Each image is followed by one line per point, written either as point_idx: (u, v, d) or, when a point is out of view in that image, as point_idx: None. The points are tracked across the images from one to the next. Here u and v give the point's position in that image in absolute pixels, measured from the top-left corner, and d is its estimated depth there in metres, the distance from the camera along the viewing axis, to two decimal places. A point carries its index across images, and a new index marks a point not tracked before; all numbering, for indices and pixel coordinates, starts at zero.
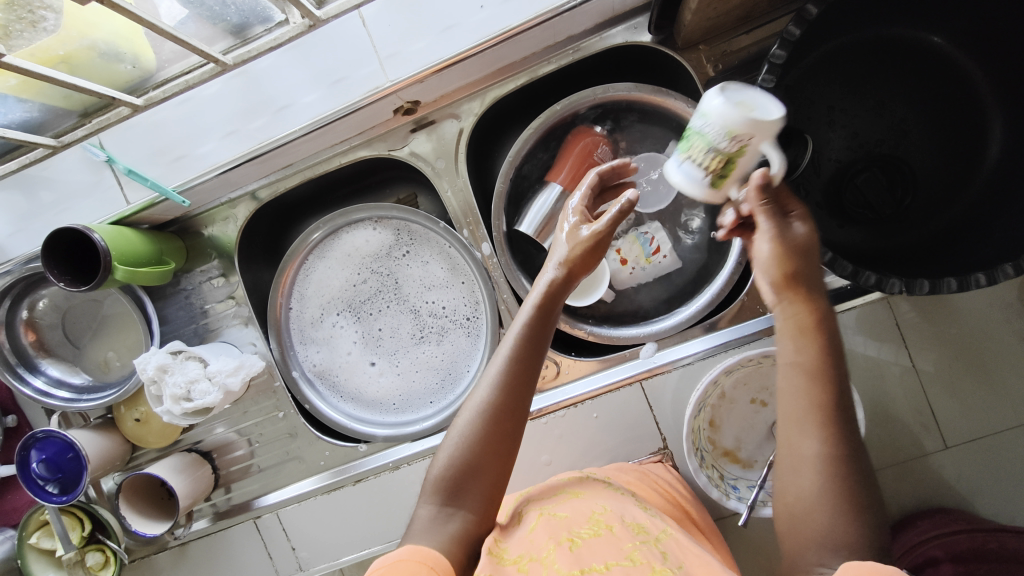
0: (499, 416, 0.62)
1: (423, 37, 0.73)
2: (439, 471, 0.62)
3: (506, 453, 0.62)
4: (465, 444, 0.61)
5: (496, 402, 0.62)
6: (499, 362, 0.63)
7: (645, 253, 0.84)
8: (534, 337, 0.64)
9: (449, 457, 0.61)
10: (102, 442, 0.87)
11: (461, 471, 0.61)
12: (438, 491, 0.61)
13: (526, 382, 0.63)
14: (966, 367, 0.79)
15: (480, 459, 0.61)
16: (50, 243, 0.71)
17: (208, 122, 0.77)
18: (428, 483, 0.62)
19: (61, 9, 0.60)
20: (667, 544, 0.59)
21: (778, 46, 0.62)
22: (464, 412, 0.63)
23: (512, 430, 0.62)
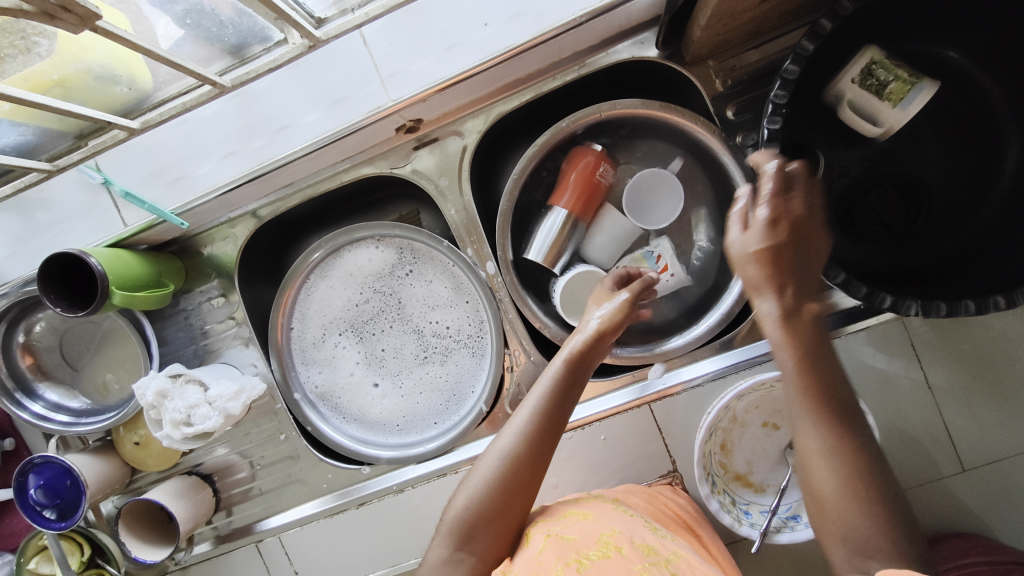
0: (517, 470, 0.64)
1: (425, 55, 0.71)
2: (455, 513, 0.64)
3: (522, 504, 0.64)
4: (482, 491, 0.63)
5: (515, 453, 0.64)
6: (523, 415, 0.66)
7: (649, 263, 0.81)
8: (562, 397, 0.66)
9: (467, 500, 0.64)
10: (101, 467, 0.85)
11: (475, 518, 0.63)
12: (455, 533, 0.63)
13: (548, 439, 0.65)
14: (984, 387, 0.77)
15: (496, 508, 0.63)
16: (46, 269, 0.69)
17: (207, 143, 0.76)
18: (445, 521, 0.65)
19: (54, 34, 0.59)
20: (677, 566, 0.58)
21: (791, 61, 0.60)
22: (485, 459, 0.66)
23: (529, 484, 0.64)
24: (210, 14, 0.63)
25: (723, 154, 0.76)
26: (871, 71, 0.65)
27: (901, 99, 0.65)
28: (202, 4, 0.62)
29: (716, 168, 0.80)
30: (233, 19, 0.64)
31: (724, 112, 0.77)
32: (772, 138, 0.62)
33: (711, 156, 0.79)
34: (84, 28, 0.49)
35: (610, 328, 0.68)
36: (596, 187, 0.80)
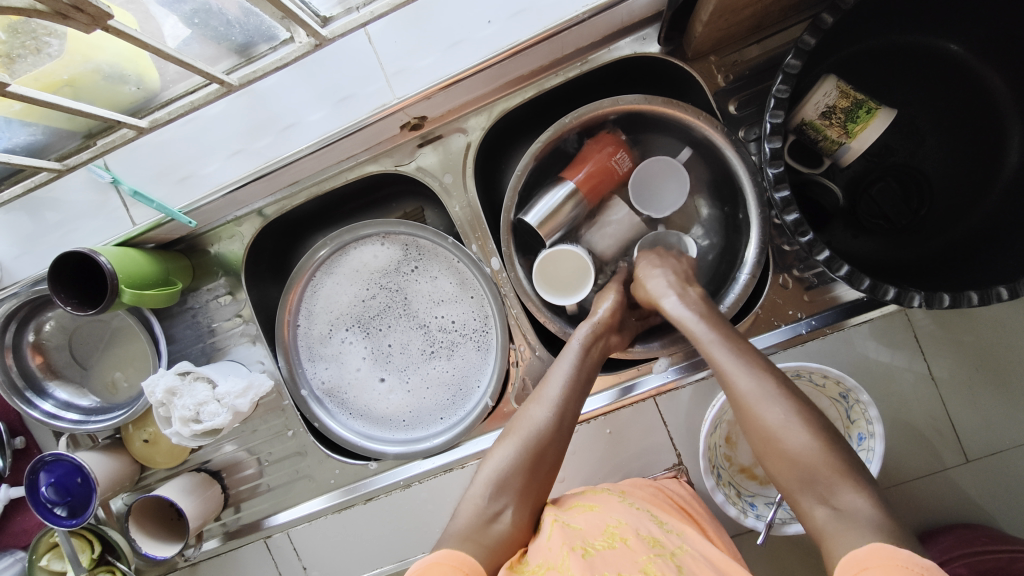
0: (549, 439, 0.67)
1: (429, 53, 0.72)
2: (492, 476, 0.66)
3: (551, 467, 0.67)
4: (520, 453, 0.66)
5: (551, 419, 0.68)
6: (555, 386, 0.70)
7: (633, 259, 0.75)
8: (585, 374, 0.72)
9: (504, 461, 0.66)
10: (111, 464, 0.86)
11: (514, 475, 0.65)
12: (488, 489, 0.65)
13: (574, 410, 0.70)
14: (986, 378, 0.77)
15: (530, 470, 0.66)
16: (57, 268, 0.70)
17: (213, 141, 0.76)
18: (477, 483, 0.66)
19: (64, 34, 0.60)
20: (683, 559, 0.58)
21: (793, 56, 0.61)
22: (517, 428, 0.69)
23: (558, 451, 0.68)
24: (218, 13, 0.64)
25: (726, 148, 0.76)
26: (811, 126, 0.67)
27: (831, 153, 0.69)
28: (209, 4, 0.63)
29: (719, 162, 0.80)
30: (240, 19, 0.65)
31: (725, 107, 0.78)
32: (774, 132, 0.63)
33: (714, 151, 0.79)
34: (96, 28, 0.49)
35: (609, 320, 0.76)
36: (609, 174, 0.82)
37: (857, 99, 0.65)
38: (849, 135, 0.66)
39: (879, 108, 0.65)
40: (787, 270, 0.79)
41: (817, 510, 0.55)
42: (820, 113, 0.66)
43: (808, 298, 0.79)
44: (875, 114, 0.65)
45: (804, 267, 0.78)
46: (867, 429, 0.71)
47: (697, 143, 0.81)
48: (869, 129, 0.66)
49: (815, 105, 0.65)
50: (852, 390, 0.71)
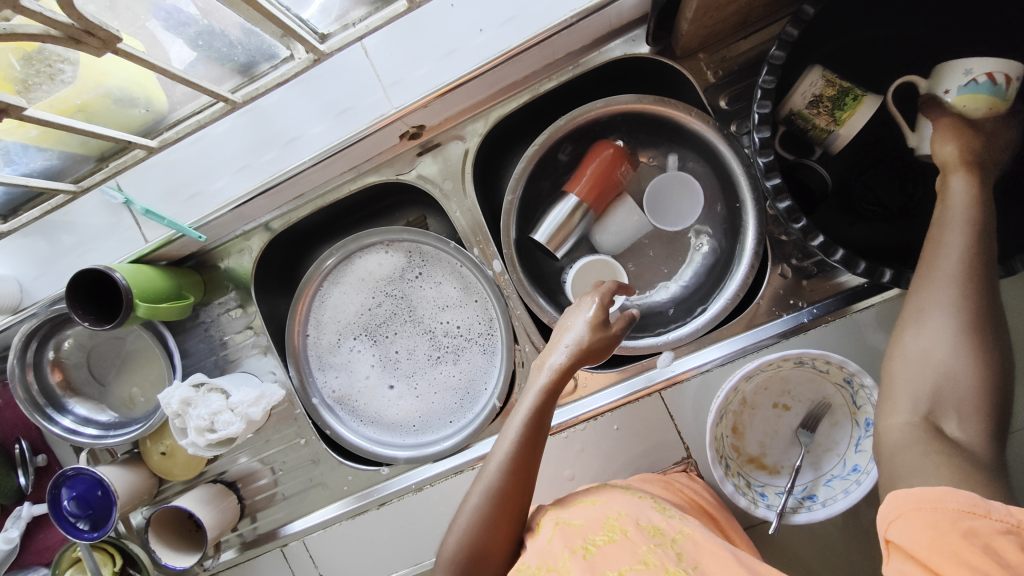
0: (503, 506, 0.65)
1: (424, 63, 0.74)
2: (451, 554, 0.65)
3: (515, 530, 0.65)
4: (478, 523, 0.64)
5: (504, 484, 0.65)
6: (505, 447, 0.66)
7: (998, 96, 0.59)
8: (535, 431, 0.66)
9: (462, 533, 0.65)
10: (130, 477, 0.88)
11: (473, 554, 0.64)
12: (451, 570, 0.65)
13: (530, 465, 0.66)
14: None
15: (489, 545, 0.64)
16: (74, 284, 0.73)
17: (221, 159, 0.79)
18: (441, 562, 0.66)
19: (77, 61, 0.63)
20: (684, 545, 0.58)
21: (776, 47, 0.62)
22: (472, 495, 0.67)
23: (521, 510, 0.66)
24: (221, 35, 0.66)
25: (719, 143, 0.77)
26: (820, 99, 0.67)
27: (822, 141, 0.71)
28: (213, 26, 0.65)
29: (713, 157, 0.82)
30: (242, 39, 0.67)
31: (716, 103, 0.79)
32: (763, 122, 0.64)
33: (707, 146, 0.80)
34: (106, 51, 0.52)
35: (586, 349, 0.67)
36: (613, 181, 0.84)
37: (844, 87, 0.66)
38: (837, 123, 0.68)
39: (865, 95, 0.67)
40: (786, 260, 0.80)
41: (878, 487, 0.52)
42: (807, 103, 0.67)
43: (808, 286, 0.79)
44: (863, 100, 0.67)
45: (803, 256, 0.79)
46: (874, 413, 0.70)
47: (690, 140, 0.82)
48: (857, 115, 0.68)
49: (801, 95, 0.67)
50: (856, 375, 0.71)
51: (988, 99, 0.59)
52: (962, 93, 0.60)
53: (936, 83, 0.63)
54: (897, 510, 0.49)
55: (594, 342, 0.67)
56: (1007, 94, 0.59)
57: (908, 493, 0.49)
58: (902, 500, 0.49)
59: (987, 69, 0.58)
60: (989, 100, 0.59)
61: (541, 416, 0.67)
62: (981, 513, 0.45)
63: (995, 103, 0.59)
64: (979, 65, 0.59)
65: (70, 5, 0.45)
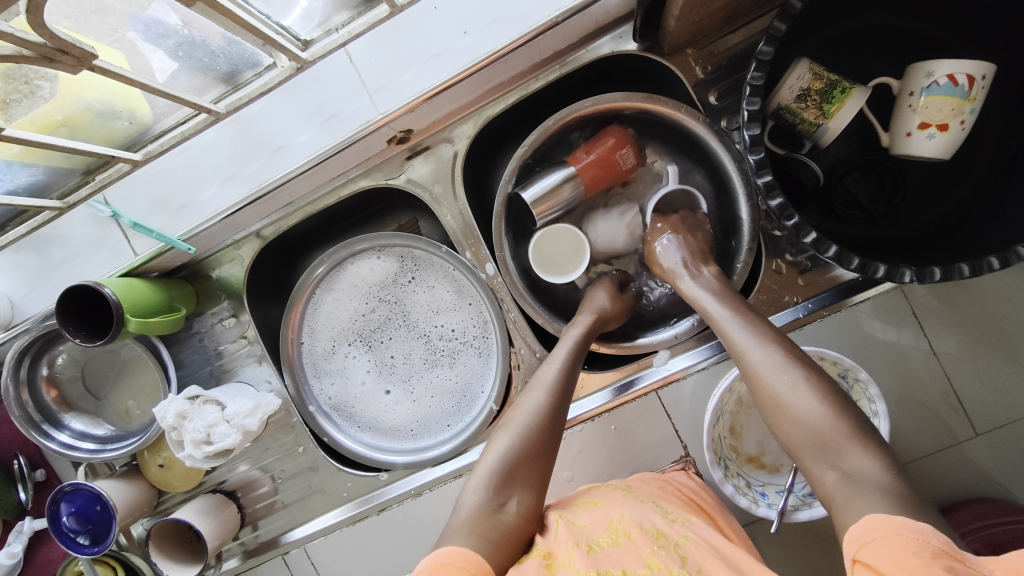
0: (547, 423, 0.68)
1: (409, 68, 0.73)
2: (493, 464, 0.65)
3: (549, 453, 0.67)
4: (523, 438, 0.66)
5: (551, 405, 0.69)
6: (551, 375, 0.72)
7: (962, 96, 0.61)
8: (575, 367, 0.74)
9: (507, 447, 0.66)
10: (129, 490, 0.88)
11: (514, 465, 0.65)
12: (492, 479, 0.64)
13: (569, 397, 0.71)
14: (991, 351, 0.77)
15: (527, 462, 0.65)
16: (64, 301, 0.72)
17: (207, 169, 0.78)
18: (478, 474, 0.66)
19: (55, 76, 0.62)
20: (687, 549, 0.59)
21: (764, 43, 0.61)
22: (517, 413, 0.70)
23: (556, 437, 0.69)
24: (201, 45, 0.65)
25: (710, 139, 0.76)
26: (808, 92, 0.65)
27: (811, 135, 0.69)
28: (193, 36, 0.64)
29: (704, 155, 0.81)
30: (223, 48, 0.66)
31: (706, 98, 0.79)
32: (753, 119, 0.63)
33: (699, 142, 0.79)
34: (82, 68, 0.52)
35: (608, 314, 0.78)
36: (613, 169, 0.82)
37: (831, 80, 0.65)
38: (826, 116, 0.67)
39: (853, 87, 0.65)
40: (780, 255, 0.79)
41: (829, 475, 0.55)
42: (795, 97, 0.66)
43: (803, 281, 0.79)
44: (850, 93, 0.65)
45: (796, 251, 0.78)
46: (870, 408, 0.70)
47: (680, 137, 0.81)
48: (845, 109, 0.66)
49: (789, 89, 0.66)
50: (851, 369, 0.71)
51: (953, 100, 0.61)
52: (926, 94, 0.62)
53: (904, 85, 0.65)
54: (873, 532, 0.47)
55: (612, 307, 0.79)
56: (973, 94, 0.61)
57: (890, 520, 0.47)
58: (881, 523, 0.47)
59: (948, 70, 0.60)
60: (953, 101, 0.61)
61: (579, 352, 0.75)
62: (956, 557, 0.44)
63: (961, 103, 0.61)
64: (940, 67, 0.61)
65: (44, 25, 0.44)
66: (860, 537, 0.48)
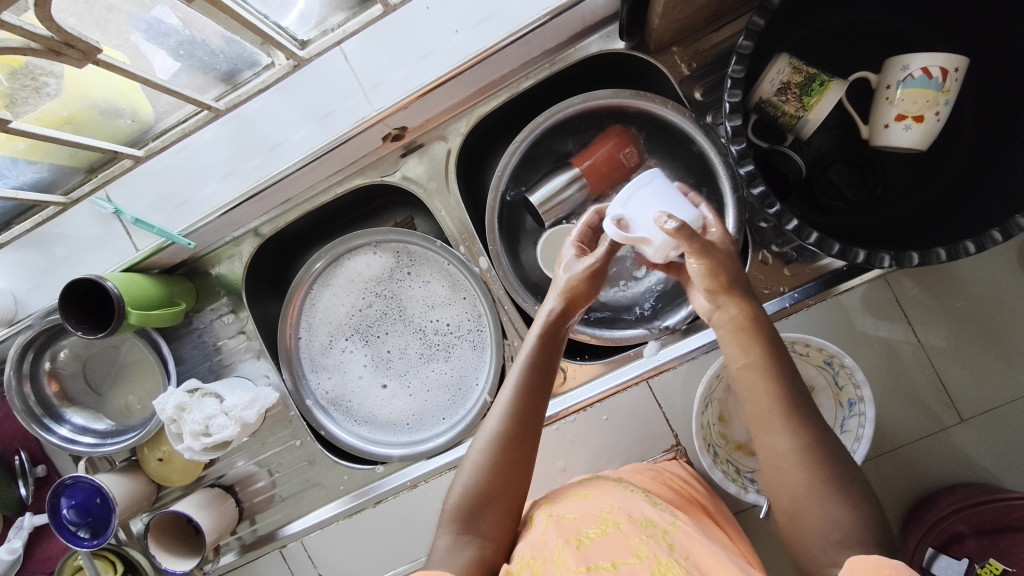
0: (508, 447, 0.66)
1: (402, 66, 0.76)
2: (456, 500, 0.66)
3: (521, 478, 0.67)
4: (480, 472, 0.66)
5: (504, 432, 0.67)
6: (505, 397, 0.69)
7: (936, 89, 0.63)
8: (539, 375, 0.69)
9: (464, 486, 0.66)
10: (129, 484, 0.89)
11: (477, 500, 0.65)
12: (456, 519, 0.64)
13: (528, 416, 0.68)
14: (974, 338, 0.78)
15: (494, 490, 0.65)
16: (67, 295, 0.74)
17: (207, 166, 0.81)
18: (446, 511, 0.66)
19: (61, 74, 0.64)
20: (675, 536, 0.60)
21: (744, 37, 0.64)
22: (478, 442, 0.68)
23: (523, 459, 0.67)
24: (202, 44, 0.67)
25: (696, 133, 0.79)
26: (787, 87, 0.68)
27: (793, 128, 0.72)
28: (193, 36, 0.66)
29: (692, 149, 0.83)
30: (223, 47, 0.69)
31: (692, 94, 0.81)
32: (734, 111, 0.65)
33: (686, 138, 0.82)
34: (87, 62, 0.54)
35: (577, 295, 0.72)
36: (618, 167, 0.85)
37: (810, 73, 0.68)
38: (806, 109, 0.69)
39: (832, 80, 0.67)
40: (767, 246, 0.81)
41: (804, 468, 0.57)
42: (775, 91, 0.69)
43: (790, 272, 0.80)
44: (828, 86, 0.67)
45: (782, 242, 0.80)
46: (856, 393, 0.72)
47: (668, 133, 0.84)
48: (824, 101, 0.68)
49: (770, 83, 0.69)
50: (836, 355, 0.71)
51: (928, 91, 0.63)
52: (903, 87, 0.65)
53: (881, 80, 0.68)
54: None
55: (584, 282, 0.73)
56: (946, 86, 0.63)
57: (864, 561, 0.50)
58: (863, 561, 0.50)
59: (922, 64, 0.63)
60: (927, 93, 0.64)
61: (543, 358, 0.70)
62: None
63: (936, 94, 0.63)
64: (914, 60, 0.63)
65: (50, 18, 0.46)
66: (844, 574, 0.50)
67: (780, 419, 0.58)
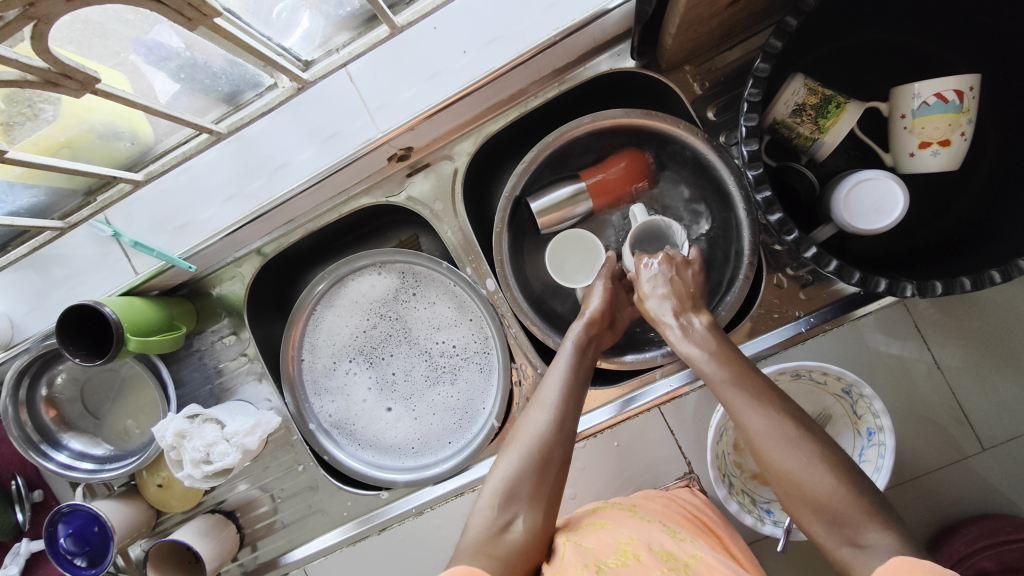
0: (554, 439, 0.66)
1: (408, 87, 0.74)
2: (498, 482, 0.64)
3: (557, 477, 0.65)
4: (525, 462, 0.65)
5: (553, 422, 0.67)
6: (551, 391, 0.70)
7: (955, 111, 0.61)
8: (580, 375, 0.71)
9: (510, 468, 0.65)
10: (127, 511, 0.87)
11: (519, 483, 0.64)
12: (498, 498, 0.63)
13: (573, 411, 0.69)
14: (995, 364, 0.76)
15: (537, 473, 0.64)
16: (65, 320, 0.72)
17: (208, 188, 0.79)
18: (485, 493, 0.65)
19: (58, 100, 0.62)
20: (696, 568, 0.58)
21: (761, 60, 0.62)
22: (523, 431, 0.68)
23: (565, 454, 0.67)
24: (204, 67, 0.66)
25: (708, 153, 0.77)
26: (803, 108, 0.66)
27: (807, 149, 0.70)
28: (195, 59, 0.64)
29: (703, 169, 0.81)
30: (225, 70, 0.67)
31: (704, 113, 0.79)
32: (750, 135, 0.64)
33: (697, 157, 0.80)
34: (85, 92, 0.53)
35: (602, 314, 0.76)
36: (626, 193, 0.85)
37: (826, 95, 0.66)
38: (821, 131, 0.68)
39: (848, 102, 0.66)
40: (781, 269, 0.79)
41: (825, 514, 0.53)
42: (790, 112, 0.67)
43: (805, 295, 0.78)
44: (845, 107, 0.66)
45: (797, 266, 0.78)
46: (874, 423, 0.70)
47: (680, 152, 0.82)
48: (841, 123, 0.67)
49: (785, 104, 0.67)
50: (855, 385, 0.69)
51: (948, 116, 0.62)
52: (919, 115, 0.63)
53: (894, 108, 0.66)
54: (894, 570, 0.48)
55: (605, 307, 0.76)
56: (965, 107, 0.61)
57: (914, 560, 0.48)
58: (908, 564, 0.48)
59: (936, 89, 0.61)
60: (948, 117, 0.62)
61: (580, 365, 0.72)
62: None
63: (956, 117, 0.62)
64: (925, 88, 0.62)
65: (47, 50, 0.45)
66: (884, 574, 0.48)
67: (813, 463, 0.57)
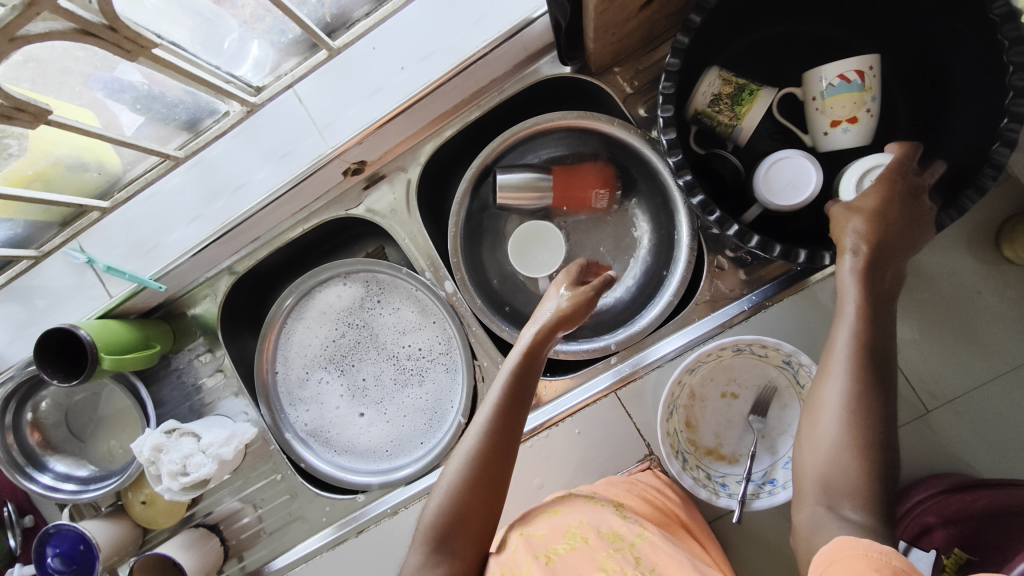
0: (481, 469, 0.64)
1: (353, 104, 0.79)
2: (430, 519, 0.65)
3: (495, 494, 0.65)
4: (453, 497, 0.64)
5: (481, 449, 0.65)
6: (484, 413, 0.68)
7: (859, 90, 0.66)
8: (519, 396, 0.68)
9: (439, 504, 0.65)
10: (113, 529, 0.89)
11: (450, 520, 0.64)
12: (428, 538, 0.64)
13: (507, 438, 0.66)
14: (933, 328, 0.79)
15: (468, 507, 0.64)
16: (42, 347, 0.76)
17: (175, 212, 0.84)
18: (419, 531, 0.65)
19: (25, 135, 0.67)
20: (642, 549, 0.61)
21: (671, 56, 0.66)
22: (453, 459, 0.67)
23: (498, 481, 0.66)
24: (159, 98, 0.70)
25: (642, 148, 0.82)
26: (718, 98, 0.71)
27: (729, 136, 0.75)
28: (153, 91, 0.69)
29: (639, 162, 0.87)
30: (181, 99, 0.72)
31: (637, 110, 0.84)
32: (669, 125, 0.68)
33: (633, 152, 0.85)
34: (40, 123, 0.58)
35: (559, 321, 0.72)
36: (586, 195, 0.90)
37: (740, 84, 0.71)
38: (738, 117, 0.72)
39: (760, 89, 0.71)
40: (722, 251, 0.83)
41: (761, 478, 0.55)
42: (708, 102, 0.71)
43: (747, 275, 0.82)
44: (757, 94, 0.71)
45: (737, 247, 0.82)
46: None
47: (618, 148, 0.87)
48: (755, 109, 0.72)
49: (702, 95, 0.71)
50: (794, 355, 0.74)
51: (852, 95, 0.66)
52: (828, 96, 0.67)
53: (806, 92, 0.70)
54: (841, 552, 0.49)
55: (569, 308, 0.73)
56: (867, 85, 0.66)
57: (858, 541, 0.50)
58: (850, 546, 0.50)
59: (838, 71, 0.66)
60: (852, 96, 0.66)
61: (520, 386, 0.69)
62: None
63: (860, 95, 0.66)
64: (830, 70, 0.66)
65: None
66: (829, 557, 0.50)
67: (853, 365, 0.58)
